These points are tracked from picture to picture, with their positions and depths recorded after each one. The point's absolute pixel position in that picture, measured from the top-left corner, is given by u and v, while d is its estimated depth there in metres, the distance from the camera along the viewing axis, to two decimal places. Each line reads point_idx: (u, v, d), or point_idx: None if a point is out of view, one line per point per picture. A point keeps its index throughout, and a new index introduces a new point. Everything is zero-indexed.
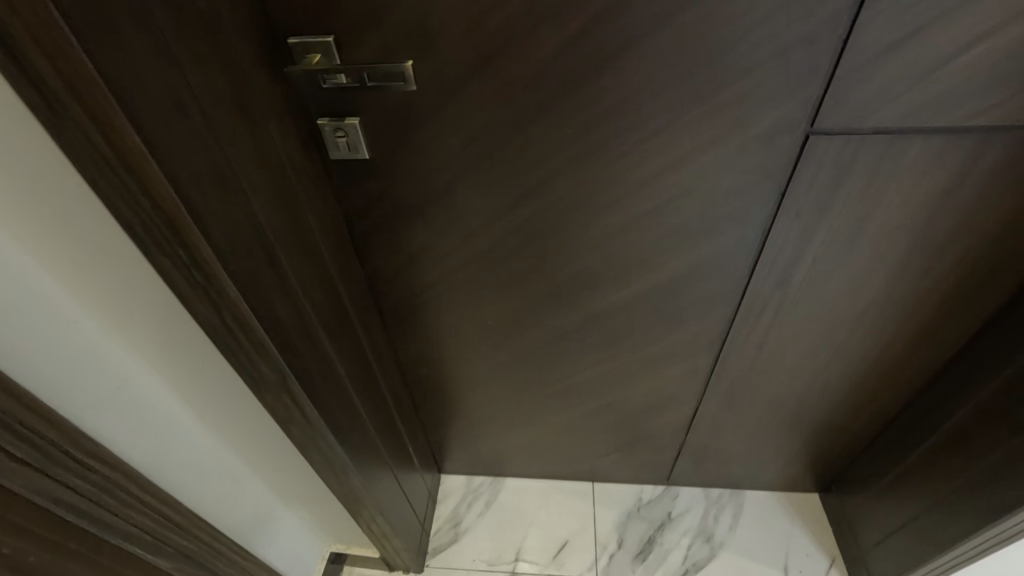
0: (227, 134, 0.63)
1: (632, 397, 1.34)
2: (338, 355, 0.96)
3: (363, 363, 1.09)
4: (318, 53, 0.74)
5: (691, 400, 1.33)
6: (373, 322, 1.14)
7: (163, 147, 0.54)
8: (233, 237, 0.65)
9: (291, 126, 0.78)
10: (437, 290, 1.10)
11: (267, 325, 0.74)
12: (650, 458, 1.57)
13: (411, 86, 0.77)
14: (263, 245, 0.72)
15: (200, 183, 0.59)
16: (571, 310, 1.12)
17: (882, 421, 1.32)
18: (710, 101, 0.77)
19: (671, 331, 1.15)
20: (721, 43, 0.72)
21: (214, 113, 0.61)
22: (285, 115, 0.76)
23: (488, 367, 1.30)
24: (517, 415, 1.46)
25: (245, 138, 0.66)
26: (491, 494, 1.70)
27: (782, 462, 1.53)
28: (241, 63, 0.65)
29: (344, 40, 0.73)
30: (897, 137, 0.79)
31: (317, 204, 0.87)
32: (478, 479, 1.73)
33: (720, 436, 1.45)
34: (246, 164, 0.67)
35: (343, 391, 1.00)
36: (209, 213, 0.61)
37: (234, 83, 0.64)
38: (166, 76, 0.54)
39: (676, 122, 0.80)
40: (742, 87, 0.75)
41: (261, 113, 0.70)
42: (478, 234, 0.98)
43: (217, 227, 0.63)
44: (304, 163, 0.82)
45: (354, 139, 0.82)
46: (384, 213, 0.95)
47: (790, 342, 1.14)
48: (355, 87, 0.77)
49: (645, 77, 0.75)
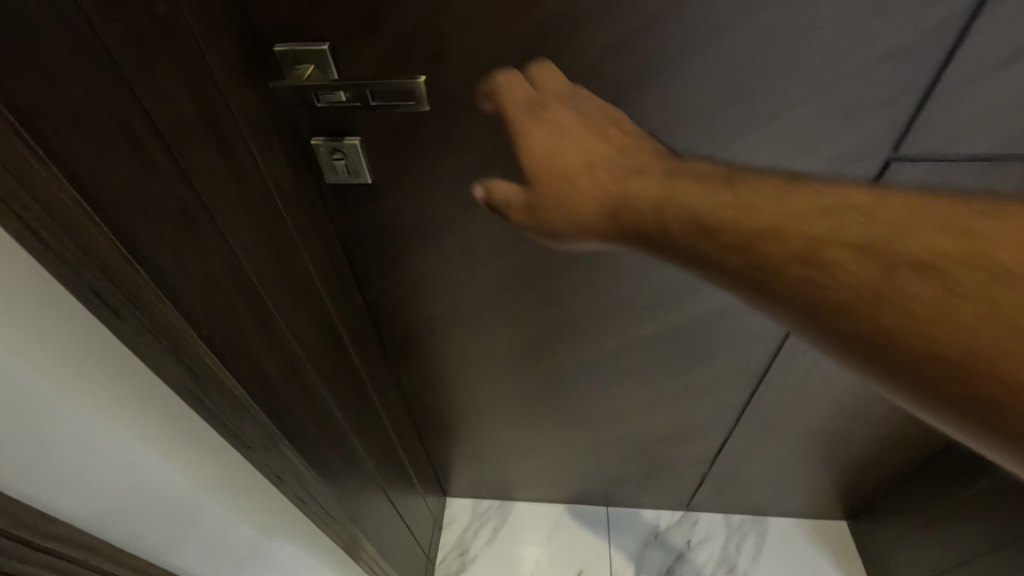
0: (195, 168, 0.51)
1: (657, 427, 1.24)
2: (333, 398, 0.86)
3: (362, 401, 0.98)
4: (312, 64, 0.62)
5: (719, 431, 1.23)
6: (374, 354, 1.03)
7: (105, 193, 0.43)
8: (206, 292, 0.54)
9: (280, 149, 0.66)
10: (447, 321, 0.99)
11: (249, 385, 0.63)
12: (670, 485, 1.47)
13: (422, 102, 0.65)
14: (245, 295, 0.60)
15: (160, 234, 0.48)
16: (596, 342, 1.01)
17: (926, 452, 1.23)
18: (773, 122, 0.66)
19: (705, 363, 1.04)
20: (790, 54, 0.60)
21: (178, 145, 0.49)
22: (273, 137, 0.65)
23: (501, 398, 1.20)
24: (529, 443, 1.35)
25: (220, 170, 0.55)
26: (499, 520, 1.60)
27: (811, 490, 1.43)
28: (214, 79, 0.54)
29: (343, 49, 0.61)
30: (996, 166, 0.67)
31: (311, 235, 0.75)
32: (486, 503, 1.64)
33: (748, 466, 1.35)
34: (221, 202, 0.55)
35: (338, 435, 0.90)
36: (173, 268, 0.50)
37: (206, 105, 0.52)
38: (110, 104, 0.42)
39: (732, 145, 0.68)
40: (814, 107, 0.64)
41: (240, 137, 0.58)
42: (495, 263, 0.87)
43: (184, 282, 0.51)
44: (295, 190, 0.70)
45: (355, 163, 0.71)
46: (388, 241, 0.83)
47: (836, 375, 1.04)
48: (356, 104, 0.65)
49: (700, 94, 0.64)
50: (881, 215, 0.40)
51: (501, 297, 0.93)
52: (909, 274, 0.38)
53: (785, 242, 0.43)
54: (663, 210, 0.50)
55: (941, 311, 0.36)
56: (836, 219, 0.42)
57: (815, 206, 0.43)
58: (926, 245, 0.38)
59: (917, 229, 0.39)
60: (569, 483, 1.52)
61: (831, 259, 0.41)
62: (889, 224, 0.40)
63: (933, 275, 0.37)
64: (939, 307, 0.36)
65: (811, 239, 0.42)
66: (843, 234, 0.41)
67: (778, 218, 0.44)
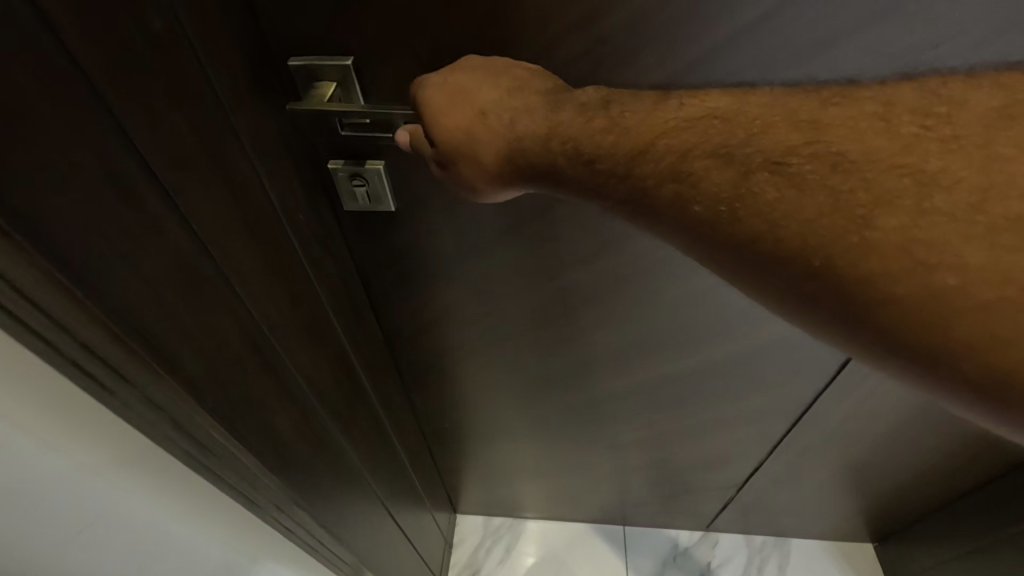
0: (198, 213, 0.43)
1: (685, 454, 1.17)
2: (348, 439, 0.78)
3: (378, 433, 0.91)
4: (332, 80, 0.53)
5: (751, 458, 1.16)
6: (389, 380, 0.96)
7: (88, 255, 0.34)
8: (213, 355, 0.46)
9: (294, 174, 0.58)
10: (469, 350, 0.91)
11: (260, 445, 0.55)
12: (693, 508, 1.41)
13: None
14: (257, 349, 0.52)
15: (155, 297, 0.40)
16: (630, 372, 0.94)
17: (969, 483, 1.16)
18: None
19: (746, 395, 0.97)
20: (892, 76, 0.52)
21: (179, 188, 0.41)
22: (286, 161, 0.56)
23: (522, 424, 1.12)
24: (547, 466, 1.28)
25: (229, 210, 0.47)
26: (511, 539, 1.54)
27: (840, 515, 1.37)
28: (223, 102, 0.45)
29: (368, 64, 0.53)
30: None
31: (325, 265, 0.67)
32: (497, 521, 1.57)
33: (777, 491, 1.29)
34: (230, 247, 0.47)
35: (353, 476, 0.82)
36: (172, 334, 0.42)
37: (211, 136, 0.44)
38: (93, 150, 0.34)
39: None
40: None
41: (253, 167, 0.50)
42: (527, 293, 0.79)
43: (186, 348, 0.43)
44: (309, 220, 0.62)
45: (377, 189, 0.62)
46: (410, 270, 0.75)
47: (884, 406, 0.97)
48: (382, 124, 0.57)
49: None
50: (743, 118, 0.39)
51: (528, 327, 0.85)
52: (766, 172, 0.36)
53: (655, 157, 0.41)
54: (554, 141, 0.47)
55: (805, 208, 0.34)
56: (693, 134, 0.40)
57: (676, 120, 0.41)
58: (774, 143, 0.36)
59: (769, 128, 0.37)
60: (586, 503, 1.45)
61: (704, 176, 0.39)
62: (746, 126, 0.38)
63: (793, 173, 0.35)
64: (808, 211, 0.34)
65: (677, 153, 0.40)
66: (703, 144, 0.39)
67: (645, 136, 0.42)
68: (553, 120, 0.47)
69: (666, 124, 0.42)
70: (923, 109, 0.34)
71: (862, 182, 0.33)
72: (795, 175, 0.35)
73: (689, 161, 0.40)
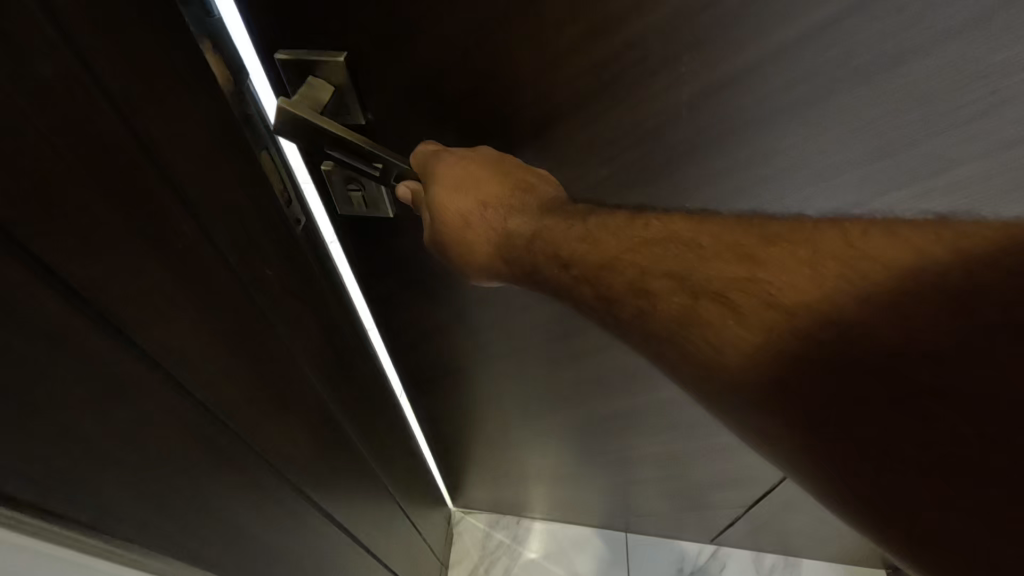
0: (121, 312, 0.34)
1: (694, 473, 1.13)
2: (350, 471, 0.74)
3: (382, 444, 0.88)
4: (323, 76, 0.45)
5: (764, 482, 1.11)
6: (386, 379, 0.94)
7: None
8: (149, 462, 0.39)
9: (278, 229, 0.50)
10: (474, 360, 0.87)
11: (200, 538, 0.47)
12: (699, 524, 1.37)
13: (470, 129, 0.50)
14: (226, 431, 0.45)
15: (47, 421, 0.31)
16: (643, 391, 0.90)
17: None
18: (973, 134, 0.49)
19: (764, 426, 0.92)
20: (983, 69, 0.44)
21: (78, 278, 0.31)
22: (269, 209, 0.48)
23: (527, 433, 1.09)
24: (551, 474, 1.25)
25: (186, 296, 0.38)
26: (510, 560, 1.52)
27: (855, 542, 1.31)
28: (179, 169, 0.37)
29: (363, 62, 0.45)
30: None
31: (322, 302, 0.61)
32: (496, 540, 1.55)
33: (788, 514, 1.24)
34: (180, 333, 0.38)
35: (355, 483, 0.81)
36: (93, 465, 0.35)
37: (161, 215, 0.36)
38: None
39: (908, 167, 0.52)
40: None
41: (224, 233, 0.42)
42: (535, 307, 0.74)
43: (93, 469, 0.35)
44: (290, 266, 0.53)
45: (372, 194, 0.57)
46: (413, 279, 0.71)
47: None
48: (380, 129, 0.50)
49: (852, 126, 0.48)
50: (699, 247, 0.35)
51: (536, 346, 0.81)
52: (707, 313, 0.33)
53: (619, 277, 0.38)
54: (538, 248, 0.44)
55: (740, 344, 0.31)
56: (654, 259, 0.36)
57: (642, 237, 0.38)
58: (716, 271, 0.33)
59: (721, 253, 0.34)
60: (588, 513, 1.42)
61: (660, 309, 0.35)
62: (695, 254, 0.35)
63: (739, 317, 0.32)
64: (749, 367, 0.31)
65: (639, 270, 0.37)
66: (664, 264, 0.36)
67: (612, 250, 0.39)
68: (535, 226, 0.45)
69: (626, 245, 0.38)
70: (843, 253, 0.29)
71: (789, 338, 0.30)
72: (728, 324, 0.32)
73: (650, 286, 0.36)
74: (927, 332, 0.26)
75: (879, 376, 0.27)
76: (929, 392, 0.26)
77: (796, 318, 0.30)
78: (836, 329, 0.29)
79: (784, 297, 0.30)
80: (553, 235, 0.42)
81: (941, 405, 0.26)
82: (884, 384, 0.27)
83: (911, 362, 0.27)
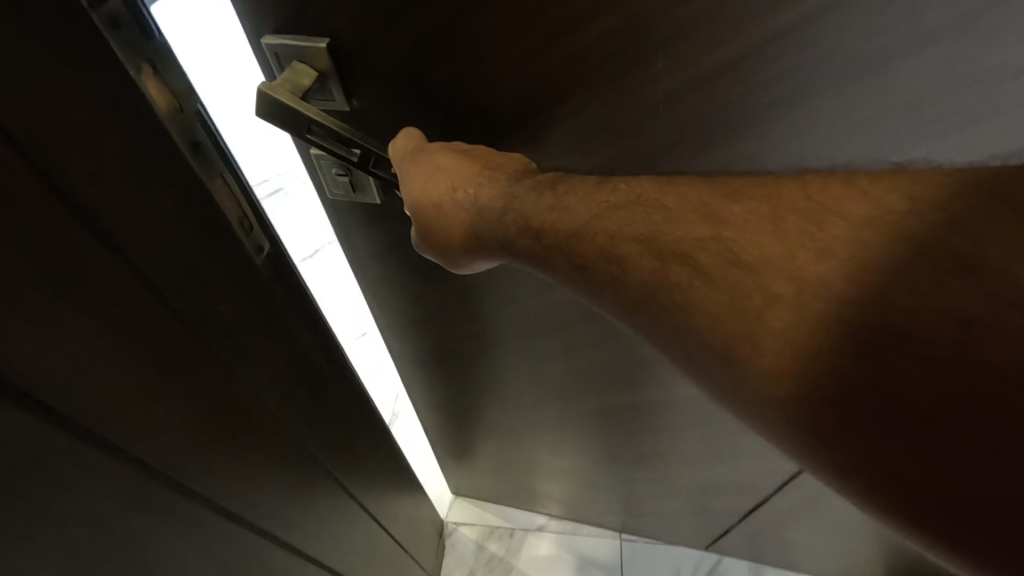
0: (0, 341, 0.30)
1: (693, 478, 1.11)
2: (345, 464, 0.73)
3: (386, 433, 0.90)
4: (302, 62, 0.47)
5: (766, 492, 1.08)
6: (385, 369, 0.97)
7: None
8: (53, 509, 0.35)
9: (229, 261, 0.47)
10: (467, 355, 0.87)
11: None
12: (699, 530, 1.35)
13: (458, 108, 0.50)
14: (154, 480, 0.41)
15: None
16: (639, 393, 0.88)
17: None
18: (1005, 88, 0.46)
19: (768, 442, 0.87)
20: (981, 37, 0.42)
21: None
22: (224, 241, 0.46)
23: (523, 431, 1.08)
24: (559, 471, 1.22)
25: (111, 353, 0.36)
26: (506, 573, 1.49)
27: (863, 559, 1.27)
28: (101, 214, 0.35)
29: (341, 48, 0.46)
30: None
31: (291, 335, 0.57)
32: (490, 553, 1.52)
33: (792, 526, 1.21)
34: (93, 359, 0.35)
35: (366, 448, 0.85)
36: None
37: (79, 265, 0.34)
38: None
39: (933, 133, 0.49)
40: None
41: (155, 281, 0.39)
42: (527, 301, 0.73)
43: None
44: (242, 296, 0.49)
45: (356, 181, 0.58)
46: (405, 267, 0.71)
47: None
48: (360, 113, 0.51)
49: (846, 110, 0.47)
50: (664, 205, 0.33)
51: (531, 332, 0.76)
52: (676, 278, 0.31)
53: (589, 245, 0.36)
54: (510, 218, 0.42)
55: (713, 304, 0.29)
56: (623, 224, 0.34)
57: (611, 201, 0.36)
58: (678, 232, 0.31)
59: (688, 214, 0.32)
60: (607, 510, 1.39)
61: (631, 274, 0.33)
62: (660, 216, 0.32)
63: (707, 280, 0.29)
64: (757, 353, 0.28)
65: (607, 235, 0.35)
66: (632, 229, 0.34)
67: (584, 215, 0.37)
68: (501, 205, 0.43)
69: (598, 206, 0.36)
70: (810, 210, 0.28)
71: (763, 325, 0.27)
72: (688, 290, 0.30)
73: (615, 250, 0.34)
74: (908, 298, 0.24)
75: (855, 350, 0.25)
76: (905, 354, 0.24)
77: (760, 278, 0.28)
78: (804, 297, 0.26)
79: (744, 262, 0.28)
80: (517, 207, 0.42)
81: (931, 370, 0.23)
82: (862, 351, 0.25)
83: (883, 329, 0.24)
